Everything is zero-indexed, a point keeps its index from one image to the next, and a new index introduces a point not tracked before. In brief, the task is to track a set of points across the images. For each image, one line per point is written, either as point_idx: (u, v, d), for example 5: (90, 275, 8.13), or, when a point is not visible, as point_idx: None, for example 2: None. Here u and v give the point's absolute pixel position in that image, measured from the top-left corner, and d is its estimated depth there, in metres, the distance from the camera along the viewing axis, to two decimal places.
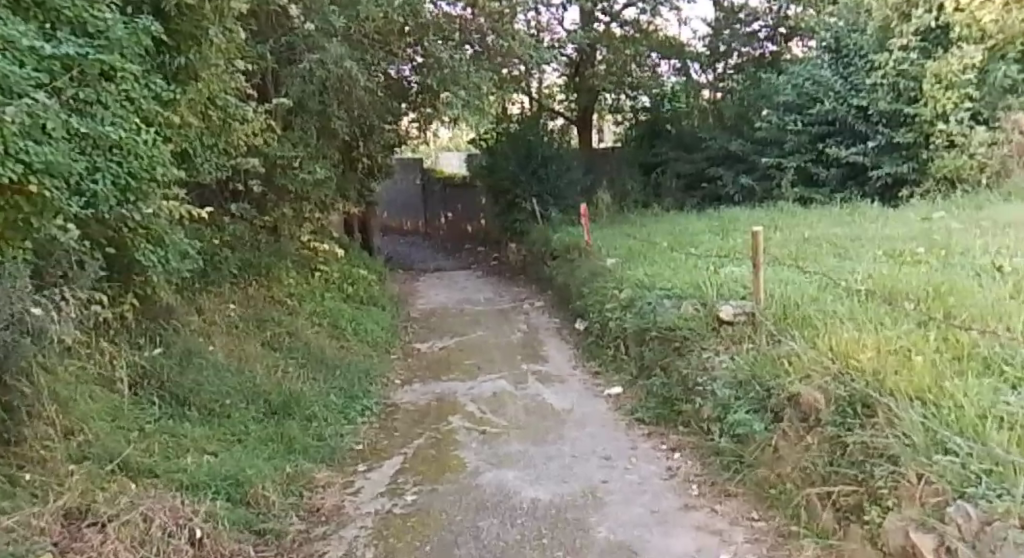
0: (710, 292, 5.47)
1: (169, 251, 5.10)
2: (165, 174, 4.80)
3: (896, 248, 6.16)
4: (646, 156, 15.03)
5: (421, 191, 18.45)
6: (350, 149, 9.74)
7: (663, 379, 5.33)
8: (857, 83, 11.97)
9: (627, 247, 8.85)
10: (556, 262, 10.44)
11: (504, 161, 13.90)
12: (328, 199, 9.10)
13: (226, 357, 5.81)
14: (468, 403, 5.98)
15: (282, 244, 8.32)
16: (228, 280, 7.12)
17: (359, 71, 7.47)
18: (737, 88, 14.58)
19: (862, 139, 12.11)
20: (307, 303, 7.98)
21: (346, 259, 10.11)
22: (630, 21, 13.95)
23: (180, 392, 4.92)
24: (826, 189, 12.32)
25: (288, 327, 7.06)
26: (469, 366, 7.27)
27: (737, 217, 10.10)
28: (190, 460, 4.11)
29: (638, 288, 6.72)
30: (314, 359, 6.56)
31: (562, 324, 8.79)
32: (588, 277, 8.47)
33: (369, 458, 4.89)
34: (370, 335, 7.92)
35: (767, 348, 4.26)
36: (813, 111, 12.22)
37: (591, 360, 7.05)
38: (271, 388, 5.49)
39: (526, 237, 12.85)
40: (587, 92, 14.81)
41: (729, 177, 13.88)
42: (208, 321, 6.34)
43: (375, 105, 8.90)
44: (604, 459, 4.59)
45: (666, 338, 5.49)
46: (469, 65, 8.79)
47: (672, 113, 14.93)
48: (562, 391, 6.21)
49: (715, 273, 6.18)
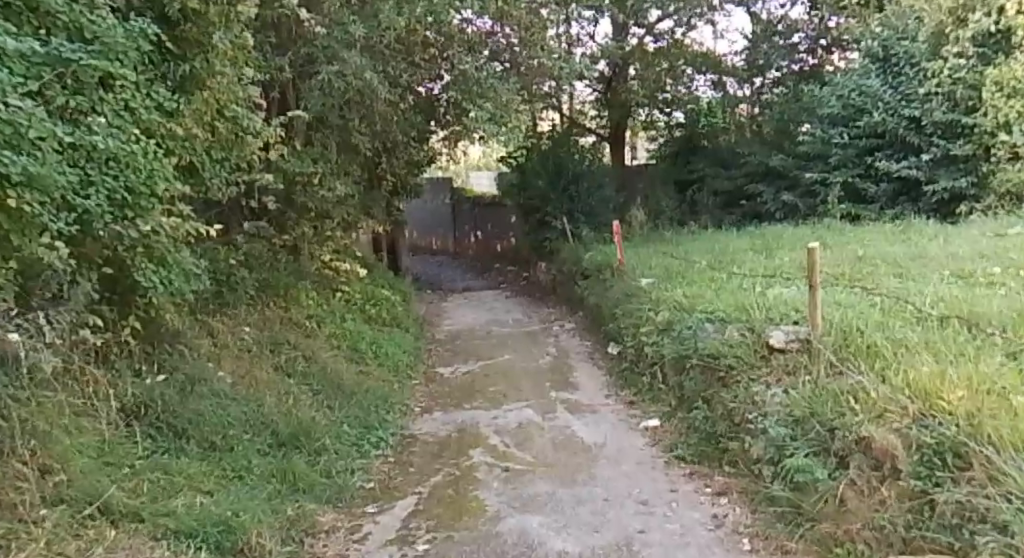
0: (758, 316, 4.95)
1: (173, 270, 4.65)
2: (166, 189, 4.42)
3: (963, 268, 5.61)
4: (681, 173, 14.52)
5: (450, 210, 18.14)
6: (373, 166, 9.41)
7: (706, 412, 4.85)
8: (908, 93, 11.38)
9: (664, 266, 8.35)
10: (588, 282, 9.98)
11: (534, 179, 13.49)
12: (351, 218, 8.78)
13: (235, 384, 5.44)
14: (492, 436, 5.53)
15: (301, 264, 8.00)
16: (244, 301, 6.80)
17: (380, 83, 7.10)
18: (777, 102, 14.05)
19: (914, 152, 11.50)
20: (326, 325, 7.62)
21: (369, 279, 9.77)
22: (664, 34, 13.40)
23: (179, 422, 4.46)
24: (875, 206, 11.68)
25: (305, 350, 6.68)
26: (495, 393, 6.82)
27: (781, 234, 9.54)
28: (181, 502, 3.67)
29: (675, 310, 6.23)
30: (330, 386, 6.17)
31: (594, 347, 8.32)
32: (621, 299, 7.99)
33: (380, 498, 4.46)
34: (391, 359, 7.53)
35: (827, 382, 3.76)
36: (861, 124, 11.68)
37: (625, 388, 6.55)
38: (280, 416, 5.08)
39: (556, 256, 12.42)
40: (619, 108, 14.35)
41: (769, 194, 13.39)
42: (219, 344, 5.99)
43: (399, 120, 8.56)
44: (641, 504, 4.10)
45: (708, 367, 4.99)
46: (498, 78, 8.45)
47: (709, 128, 14.49)
48: (593, 422, 5.72)
49: (761, 294, 5.68)
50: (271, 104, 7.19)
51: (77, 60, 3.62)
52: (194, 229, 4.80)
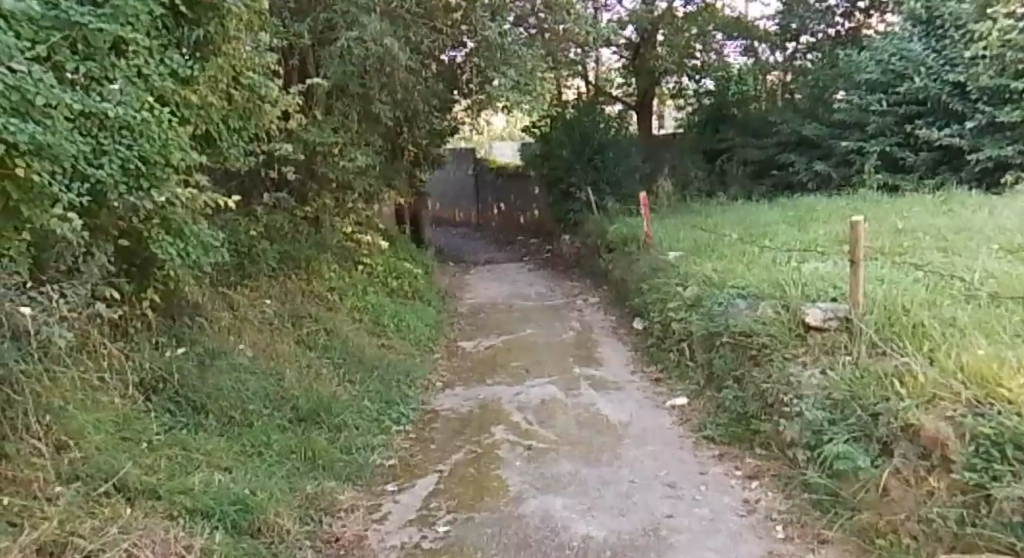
0: (793, 293, 4.73)
1: (190, 241, 4.50)
2: (182, 158, 4.28)
3: (1012, 242, 5.34)
4: (710, 143, 14.16)
5: (474, 181, 17.94)
6: (394, 136, 9.22)
7: (736, 392, 4.68)
8: (952, 57, 10.92)
9: (693, 239, 8.12)
10: (614, 254, 9.78)
11: (559, 149, 13.21)
12: (373, 189, 8.64)
13: (255, 358, 5.36)
14: (515, 412, 5.40)
15: (323, 236, 7.89)
16: (265, 273, 6.71)
17: (401, 49, 6.88)
18: (812, 68, 13.58)
19: (957, 120, 11.09)
20: (348, 298, 7.52)
21: (391, 251, 9.65)
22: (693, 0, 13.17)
23: (198, 396, 4.35)
24: (914, 175, 11.29)
25: (325, 323, 6.59)
26: (517, 368, 6.69)
27: (815, 206, 9.23)
28: (199, 479, 3.56)
29: (705, 285, 6.03)
30: (350, 360, 6.08)
31: (620, 321, 8.15)
32: (648, 272, 7.78)
33: (400, 476, 4.35)
34: (413, 333, 7.42)
35: (869, 364, 3.56)
36: (900, 90, 11.27)
37: (652, 365, 6.38)
38: (299, 391, 4.99)
39: (581, 228, 12.19)
40: (647, 75, 13.98)
41: (802, 163, 13.02)
42: (239, 316, 5.91)
43: (421, 88, 8.35)
44: (669, 486, 3.95)
45: (741, 345, 4.80)
46: (523, 44, 8.18)
47: (738, 98, 13.99)
48: (619, 400, 5.57)
49: (796, 269, 5.45)
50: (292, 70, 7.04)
51: (86, 24, 3.44)
52: (212, 199, 4.66)
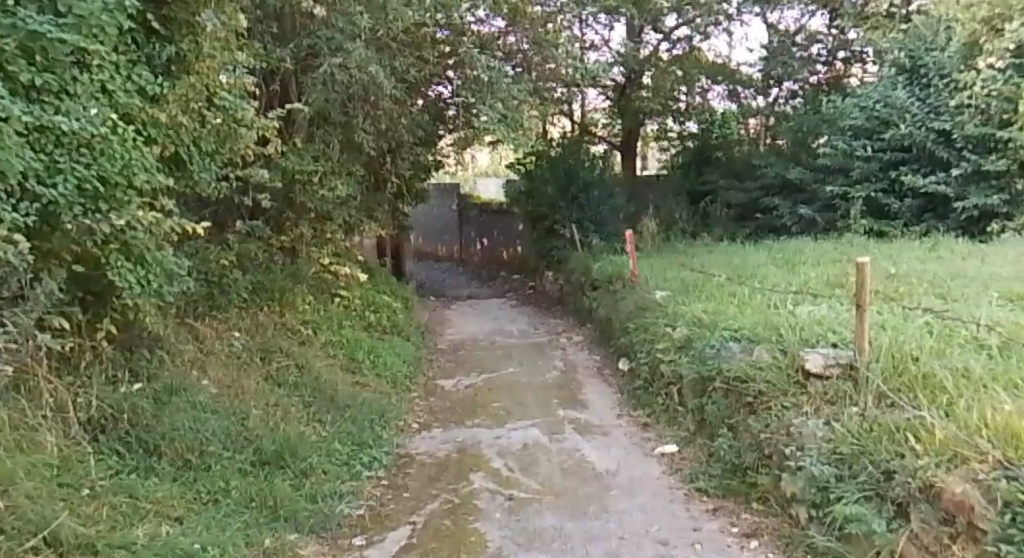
0: (790, 336, 4.50)
1: (153, 269, 4.17)
2: (147, 180, 3.99)
3: (1011, 291, 5.18)
4: (694, 184, 14.09)
5: (456, 216, 17.78)
6: (376, 167, 8.99)
7: (731, 441, 4.42)
8: (937, 106, 10.93)
9: (680, 279, 7.92)
10: (598, 292, 9.56)
11: (543, 186, 13.05)
12: (353, 219, 8.39)
13: (220, 395, 5.03)
14: (494, 458, 5.09)
15: (299, 267, 7.60)
16: (235, 304, 6.39)
17: (386, 77, 6.68)
18: (795, 114, 13.59)
19: (942, 167, 11.06)
20: (322, 332, 7.20)
21: (369, 284, 9.36)
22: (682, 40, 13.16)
23: (150, 437, 4.00)
24: (899, 221, 11.24)
25: (297, 359, 6.26)
26: (498, 409, 6.39)
27: (802, 249, 9.10)
28: (142, 532, 3.21)
29: (695, 326, 5.80)
30: (321, 399, 5.74)
31: (604, 362, 7.89)
32: (634, 312, 7.56)
33: (369, 528, 4.02)
34: (389, 370, 7.10)
35: (879, 415, 3.33)
36: (885, 137, 11.27)
37: (638, 409, 6.12)
38: (264, 432, 4.65)
39: (564, 266, 11.99)
40: (632, 116, 13.93)
41: (786, 207, 12.96)
42: (205, 350, 5.58)
43: (406, 119, 8.16)
44: (661, 544, 3.66)
45: (735, 391, 4.55)
46: (510, 78, 7.96)
47: (723, 139, 14.08)
48: (604, 446, 5.29)
49: (789, 311, 5.25)
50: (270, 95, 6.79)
51: (45, 33, 3.15)
52: (179, 226, 4.35)
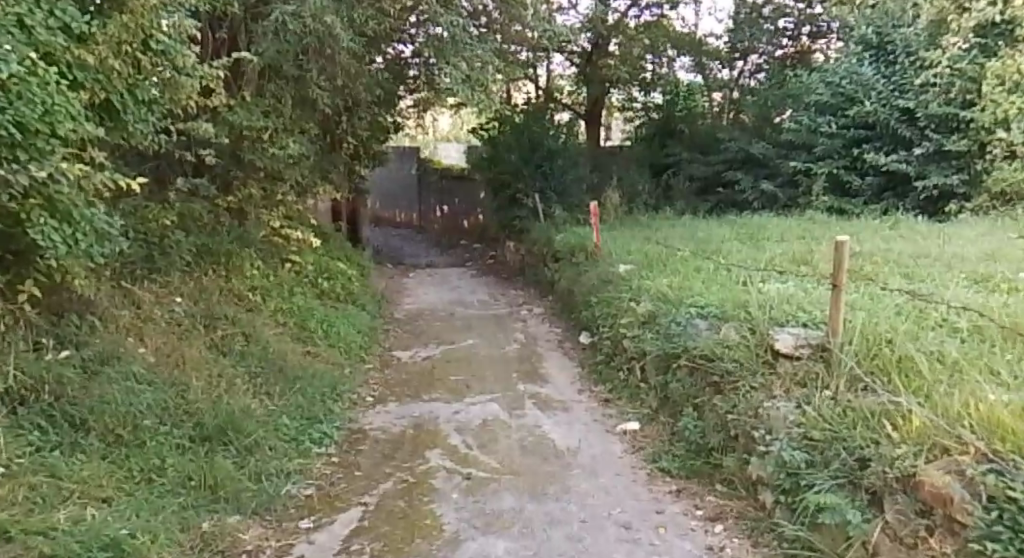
0: (760, 314, 4.37)
1: (80, 228, 3.85)
2: (72, 130, 3.65)
3: (979, 272, 5.13)
4: (657, 156, 13.94)
5: (416, 182, 17.39)
6: (333, 128, 8.61)
7: (696, 421, 4.29)
8: (901, 83, 10.89)
9: (644, 252, 7.76)
10: (560, 263, 9.37)
11: (506, 153, 12.76)
12: (306, 182, 8.02)
13: (158, 365, 4.72)
14: (452, 435, 4.90)
15: (248, 231, 7.25)
16: (179, 267, 6.04)
17: (343, 30, 6.31)
18: (760, 88, 13.52)
19: (904, 146, 11.04)
20: (272, 299, 6.87)
21: (324, 250, 9.02)
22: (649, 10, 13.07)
23: (77, 411, 3.70)
24: (860, 199, 11.25)
25: (244, 326, 5.95)
26: (456, 382, 6.19)
27: (765, 225, 9.01)
28: (64, 516, 2.94)
29: (660, 301, 5.66)
30: (270, 370, 5.46)
31: (565, 335, 7.73)
32: (597, 284, 7.41)
33: (318, 509, 3.80)
34: (342, 340, 6.83)
35: (852, 398, 3.20)
36: (850, 113, 11.22)
37: (600, 384, 5.98)
38: (205, 405, 4.39)
39: (525, 235, 11.77)
40: (598, 84, 13.66)
41: (748, 182, 12.89)
42: (144, 316, 5.24)
43: (365, 78, 7.79)
44: (623, 527, 3.52)
45: (701, 370, 4.42)
46: (475, 37, 7.62)
47: (687, 112, 13.92)
48: (565, 423, 5.13)
49: (757, 288, 5.13)
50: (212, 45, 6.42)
51: None
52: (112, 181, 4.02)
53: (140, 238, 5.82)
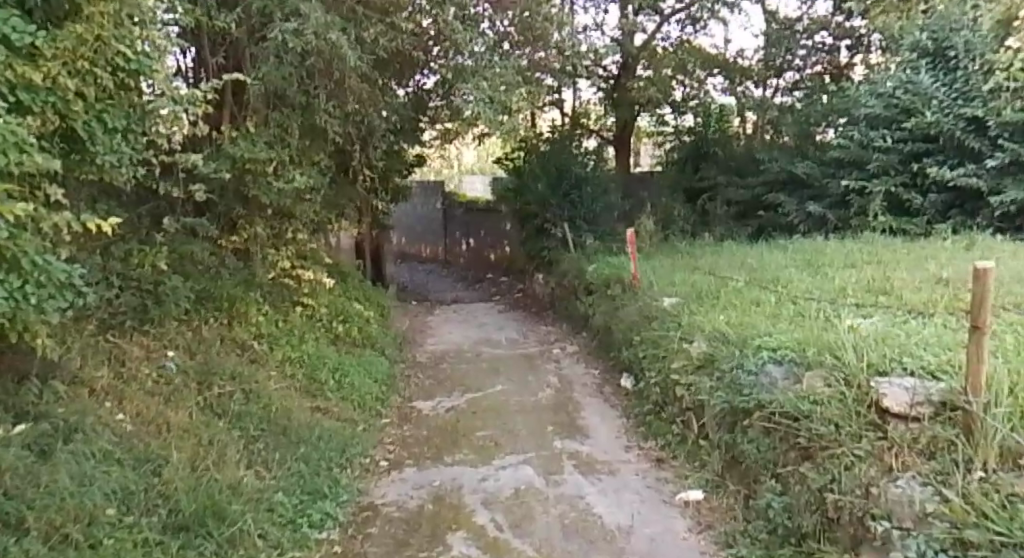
0: (853, 360, 3.53)
1: (32, 278, 3.01)
2: (17, 163, 2.90)
3: None
4: (691, 180, 13.16)
5: (441, 216, 16.78)
6: (346, 160, 7.97)
7: (779, 496, 3.45)
8: (965, 91, 10.09)
9: (691, 283, 6.94)
10: (594, 297, 8.59)
11: (533, 182, 12.04)
12: (317, 216, 7.37)
13: (137, 433, 4.03)
14: (480, 511, 4.12)
15: (252, 272, 6.58)
16: (172, 316, 5.38)
17: (351, 47, 5.65)
18: (799, 105, 12.73)
19: (971, 158, 10.13)
20: (278, 347, 6.17)
21: (339, 290, 8.35)
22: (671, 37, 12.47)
23: (14, 507, 2.97)
24: (922, 219, 10.35)
25: (244, 380, 5.23)
26: (483, 439, 5.40)
27: (823, 249, 8.14)
28: None
29: (718, 341, 4.84)
30: (270, 432, 4.73)
31: (605, 378, 6.92)
32: (638, 320, 6.61)
33: None
34: (357, 392, 6.08)
35: (1019, 482, 2.43)
36: (908, 126, 10.37)
37: (652, 440, 5.16)
38: (184, 484, 3.66)
39: (556, 267, 11.01)
40: (627, 107, 12.99)
41: (793, 204, 11.98)
42: (123, 374, 4.57)
43: (380, 104, 7.16)
44: None
45: (783, 431, 3.59)
46: (497, 55, 6.96)
47: (720, 134, 13.13)
48: (615, 493, 4.31)
49: (837, 325, 4.30)
50: (210, 69, 5.88)
51: None
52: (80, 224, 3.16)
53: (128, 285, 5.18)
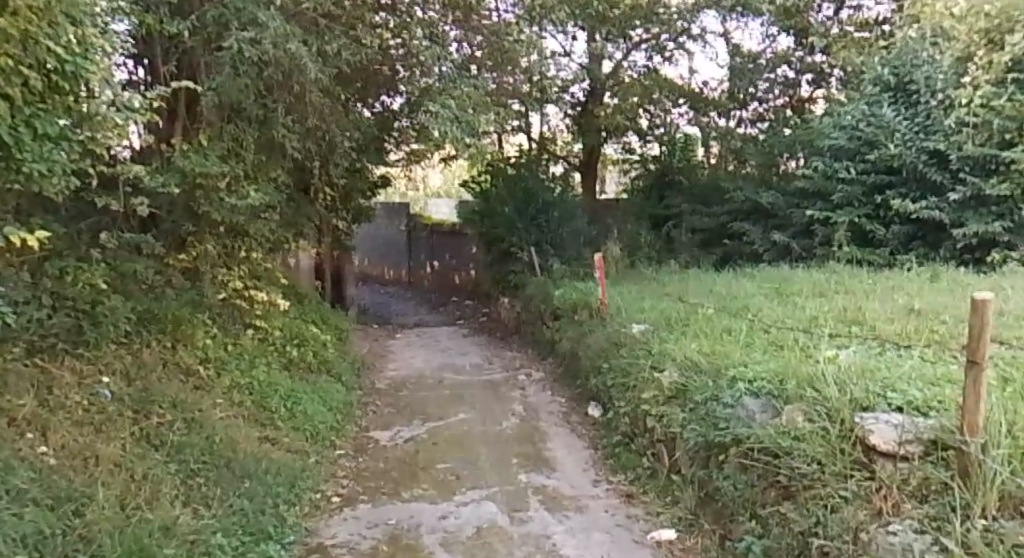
0: (835, 393, 3.35)
1: None
2: None
3: None
4: (657, 207, 13.11)
5: (405, 238, 16.50)
6: (306, 177, 7.68)
7: (758, 537, 3.25)
8: (926, 124, 10.16)
9: (659, 310, 6.76)
10: (561, 324, 8.38)
11: (499, 206, 11.84)
12: (274, 235, 7.05)
13: (62, 468, 3.68)
14: (438, 554, 3.85)
15: (202, 292, 6.24)
16: (109, 339, 5.02)
17: (311, 59, 5.40)
18: (764, 136, 12.79)
19: (934, 191, 10.22)
20: (226, 372, 5.83)
21: (296, 312, 8.01)
22: (640, 66, 12.37)
23: None
24: (885, 250, 10.40)
25: (186, 409, 4.88)
26: (443, 472, 5.12)
27: (791, 278, 8.05)
28: None
29: (690, 371, 4.65)
30: (212, 465, 4.40)
31: (571, 407, 6.69)
32: (605, 347, 6.41)
33: None
34: (310, 420, 5.75)
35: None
36: (872, 157, 10.44)
37: (621, 475, 4.93)
38: (109, 526, 3.33)
39: (521, 293, 10.79)
40: (594, 133, 13.01)
41: (757, 233, 11.95)
42: (50, 403, 4.21)
43: (342, 121, 6.90)
44: None
45: (762, 468, 3.39)
46: (465, 74, 6.75)
47: (685, 163, 13.28)
48: (582, 532, 4.07)
49: (815, 357, 4.14)
50: (161, 78, 5.60)
51: None
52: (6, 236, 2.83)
53: (63, 305, 4.82)
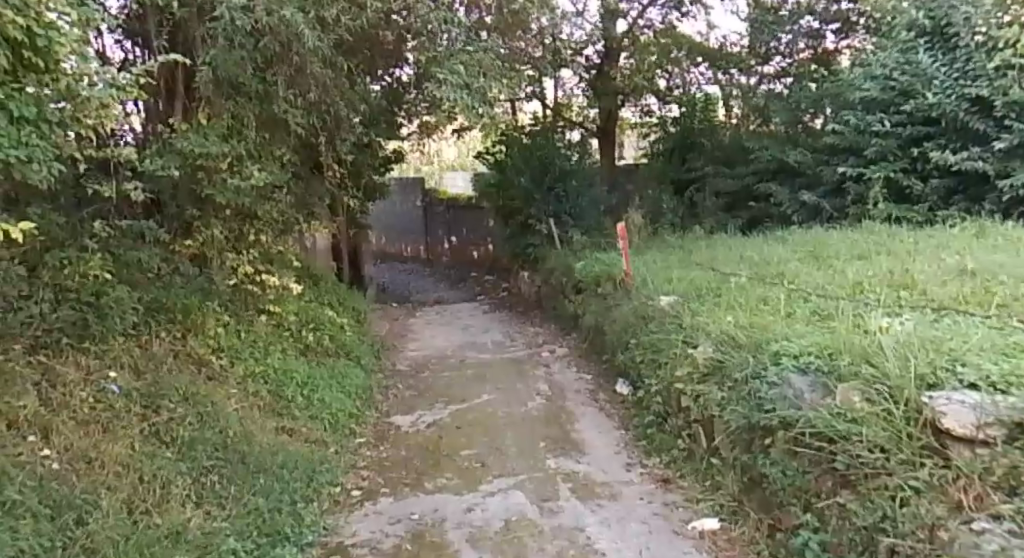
0: (894, 369, 3.03)
1: None
2: None
3: None
4: (679, 171, 12.67)
5: (422, 213, 16.20)
6: (313, 155, 7.39)
7: (813, 531, 2.94)
8: (966, 69, 9.61)
9: (689, 280, 6.43)
10: (584, 297, 8.06)
11: (516, 176, 11.48)
12: (283, 215, 6.78)
13: (66, 473, 3.47)
14: (466, 551, 3.60)
15: (210, 278, 5.99)
16: (116, 332, 4.79)
17: (310, 27, 5.07)
18: (787, 92, 12.10)
19: (975, 141, 9.70)
20: (240, 360, 5.60)
21: (311, 295, 7.77)
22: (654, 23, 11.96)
23: None
24: (923, 206, 9.92)
25: (198, 401, 4.66)
26: (467, 460, 4.86)
27: (826, 240, 7.64)
28: None
29: (728, 344, 4.33)
30: (225, 461, 4.17)
31: (600, 384, 6.39)
32: (632, 321, 6.09)
33: None
34: (328, 408, 5.51)
35: None
36: (908, 109, 9.94)
37: (656, 457, 4.64)
38: (114, 536, 3.13)
39: (542, 266, 10.48)
40: (609, 96, 12.71)
41: (785, 194, 11.47)
42: (53, 403, 4.00)
43: (347, 92, 6.57)
44: None
45: (815, 454, 3.08)
46: (474, 38, 6.37)
47: (706, 124, 12.67)
48: (617, 523, 3.80)
49: (866, 328, 3.79)
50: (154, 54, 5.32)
51: None
52: None
53: (66, 299, 4.60)
